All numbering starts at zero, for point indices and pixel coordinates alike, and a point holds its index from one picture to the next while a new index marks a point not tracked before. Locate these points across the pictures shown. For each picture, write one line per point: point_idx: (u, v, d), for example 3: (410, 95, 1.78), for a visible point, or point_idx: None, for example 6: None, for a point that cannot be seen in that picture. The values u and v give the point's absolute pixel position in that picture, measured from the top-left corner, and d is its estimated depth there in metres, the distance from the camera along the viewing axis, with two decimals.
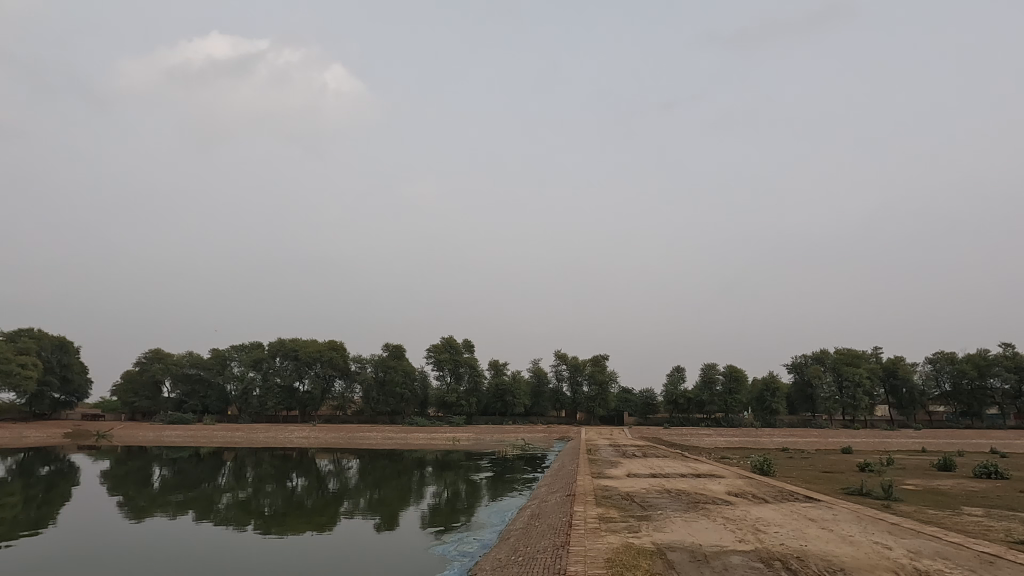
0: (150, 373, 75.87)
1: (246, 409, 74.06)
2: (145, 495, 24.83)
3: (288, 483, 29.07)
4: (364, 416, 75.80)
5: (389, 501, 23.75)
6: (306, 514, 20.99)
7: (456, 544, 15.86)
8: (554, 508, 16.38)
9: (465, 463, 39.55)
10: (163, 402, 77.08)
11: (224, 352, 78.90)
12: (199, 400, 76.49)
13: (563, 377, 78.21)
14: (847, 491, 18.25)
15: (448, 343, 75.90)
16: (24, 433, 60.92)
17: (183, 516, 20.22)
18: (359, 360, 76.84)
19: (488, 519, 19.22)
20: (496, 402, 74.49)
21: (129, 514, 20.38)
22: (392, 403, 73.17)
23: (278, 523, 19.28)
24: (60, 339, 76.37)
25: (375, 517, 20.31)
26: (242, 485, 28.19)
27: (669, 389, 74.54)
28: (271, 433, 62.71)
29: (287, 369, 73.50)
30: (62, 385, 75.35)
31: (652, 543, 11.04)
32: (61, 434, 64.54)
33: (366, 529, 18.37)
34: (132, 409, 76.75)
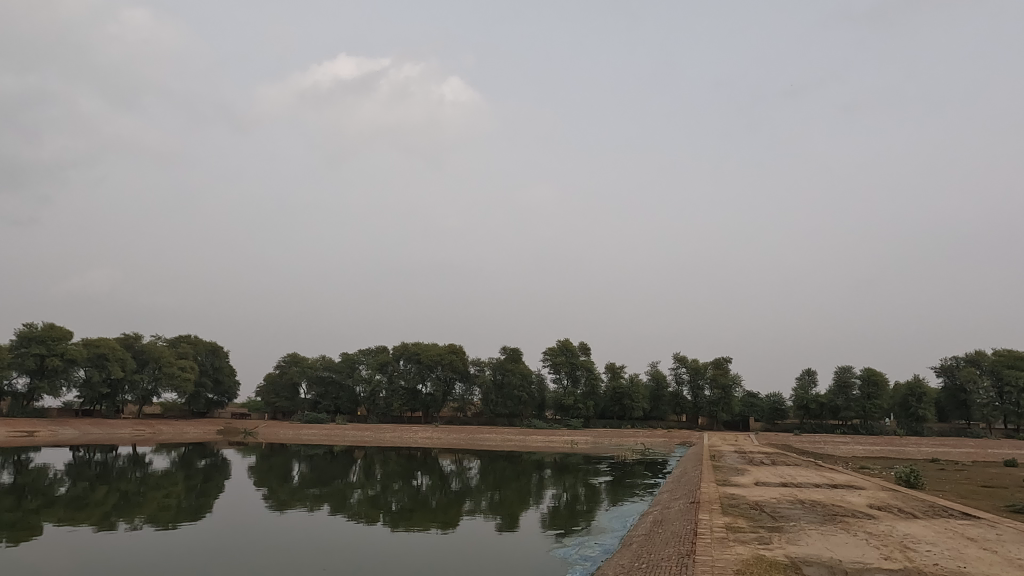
0: (288, 376, 81.84)
1: (374, 409, 78.28)
2: (287, 489, 26.77)
3: (413, 481, 30.28)
4: (484, 418, 77.38)
5: (509, 502, 24.14)
6: (431, 512, 21.73)
7: (578, 548, 15.77)
8: (678, 515, 15.93)
9: (584, 467, 39.23)
10: (300, 403, 82.67)
11: (354, 356, 83.46)
12: (332, 401, 81.49)
13: (683, 380, 75.88)
14: (1011, 509, 16.37)
15: (564, 345, 75.72)
16: (184, 431, 67.71)
17: (320, 510, 21.69)
18: (478, 363, 78.35)
19: (609, 524, 18.99)
20: (614, 406, 73.52)
21: (273, 507, 22.05)
22: (510, 406, 74.21)
23: (405, 519, 20.07)
24: (213, 344, 84.03)
25: (497, 517, 20.72)
26: (372, 482, 29.64)
27: (800, 394, 70.03)
28: (397, 433, 65.69)
29: (411, 371, 76.73)
30: (215, 386, 82.85)
31: (785, 556, 10.47)
32: (215, 431, 71.09)
33: (488, 529, 18.72)
34: (274, 409, 83.42)
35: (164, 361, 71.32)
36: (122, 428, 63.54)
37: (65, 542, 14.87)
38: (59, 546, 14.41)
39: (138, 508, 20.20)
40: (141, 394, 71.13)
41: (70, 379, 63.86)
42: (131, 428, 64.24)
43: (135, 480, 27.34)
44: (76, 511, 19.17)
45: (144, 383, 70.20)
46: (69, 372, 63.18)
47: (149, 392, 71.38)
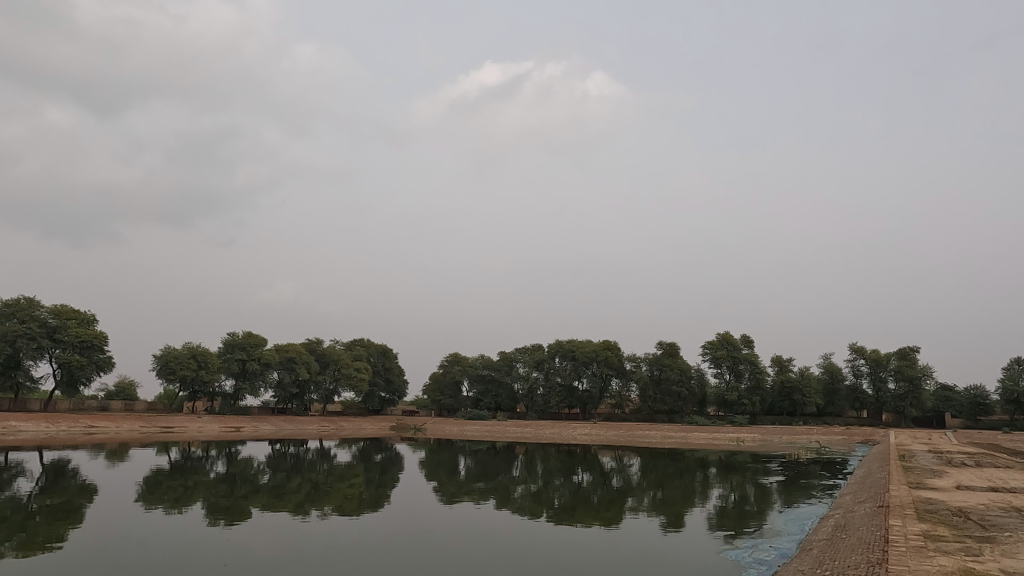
0: (452, 375, 85.98)
1: (532, 407, 80.08)
2: (455, 482, 28.14)
3: (574, 478, 30.43)
4: (643, 415, 76.04)
5: (673, 501, 23.47)
6: (593, 508, 21.69)
7: (751, 551, 14.98)
8: (864, 520, 14.56)
9: (753, 465, 37.17)
10: (463, 400, 86.53)
11: (511, 355, 85.74)
12: (493, 398, 84.28)
13: (862, 373, 69.50)
14: None
15: (724, 338, 72.19)
16: (361, 427, 73.55)
17: (486, 503, 22.54)
18: (634, 359, 77.06)
19: (784, 527, 17.81)
20: (784, 401, 69.23)
21: (444, 499, 23.27)
22: (669, 402, 72.35)
23: (568, 515, 20.23)
24: (383, 347, 90.38)
25: (661, 516, 20.27)
26: (533, 478, 30.30)
27: (1008, 386, 61.35)
28: (556, 429, 66.55)
29: (567, 368, 77.20)
30: (386, 386, 89.10)
31: (1001, 571, 9.20)
32: (388, 428, 76.42)
33: (652, 528, 18.37)
34: (439, 406, 88.03)
35: (341, 363, 77.93)
36: (310, 425, 70.26)
37: (268, 526, 16.72)
38: (264, 530, 16.20)
39: (327, 497, 22.23)
40: (324, 393, 78.18)
41: (266, 380, 71.74)
42: (318, 424, 70.92)
43: (323, 471, 30.14)
44: (276, 498, 21.56)
45: (326, 383, 77.09)
46: (266, 374, 71.00)
47: (331, 392, 78.39)
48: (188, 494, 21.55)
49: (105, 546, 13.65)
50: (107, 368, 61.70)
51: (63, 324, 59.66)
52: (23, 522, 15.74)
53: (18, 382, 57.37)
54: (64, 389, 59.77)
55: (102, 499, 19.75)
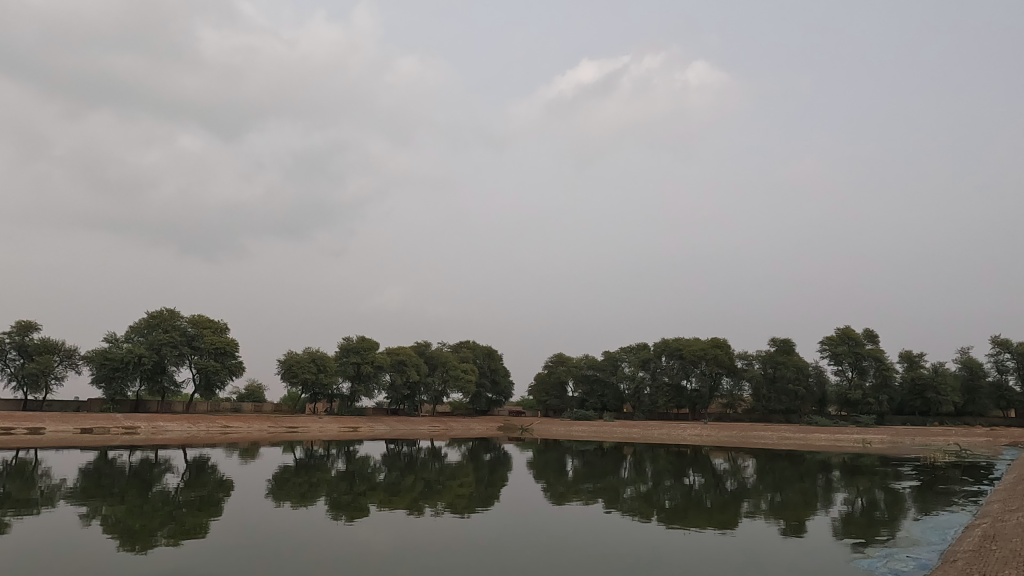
0: (557, 375, 86.24)
1: (640, 407, 78.81)
2: (563, 482, 28.22)
3: (685, 479, 29.62)
4: (757, 415, 72.75)
5: (793, 505, 22.30)
6: (706, 511, 21.02)
7: (885, 560, 13.96)
8: (1017, 530, 13.23)
9: (882, 469, 34.68)
10: (568, 400, 86.51)
11: (616, 354, 84.70)
12: (598, 398, 83.63)
13: (1008, 368, 63.11)
14: None
15: (845, 333, 67.46)
16: (470, 427, 75.23)
17: (595, 504, 22.43)
18: (745, 357, 73.93)
19: (921, 536, 16.47)
20: (915, 400, 64.22)
21: (554, 499, 23.40)
22: (786, 401, 68.92)
23: (680, 518, 19.76)
24: (488, 348, 91.95)
25: (781, 520, 19.32)
26: (643, 479, 29.76)
27: None
28: (665, 430, 64.97)
29: (674, 368, 75.22)
30: (493, 386, 90.62)
31: None
32: (496, 428, 77.67)
33: (771, 532, 17.57)
34: (546, 406, 88.53)
35: (449, 365, 80.00)
36: (422, 425, 72.70)
37: (386, 522, 17.47)
38: (382, 527, 16.89)
39: (439, 495, 22.89)
40: (434, 394, 80.62)
41: (380, 382, 74.93)
42: (429, 425, 73.22)
43: (435, 470, 31.08)
44: (393, 495, 22.51)
45: (436, 385, 79.49)
46: (379, 377, 74.18)
47: (440, 393, 80.69)
48: (313, 491, 22.91)
49: (243, 538, 14.75)
50: (238, 372, 66.68)
51: (200, 332, 65.07)
52: (175, 513, 17.40)
53: (164, 386, 63.13)
54: (202, 392, 65.17)
55: (238, 494, 21.39)
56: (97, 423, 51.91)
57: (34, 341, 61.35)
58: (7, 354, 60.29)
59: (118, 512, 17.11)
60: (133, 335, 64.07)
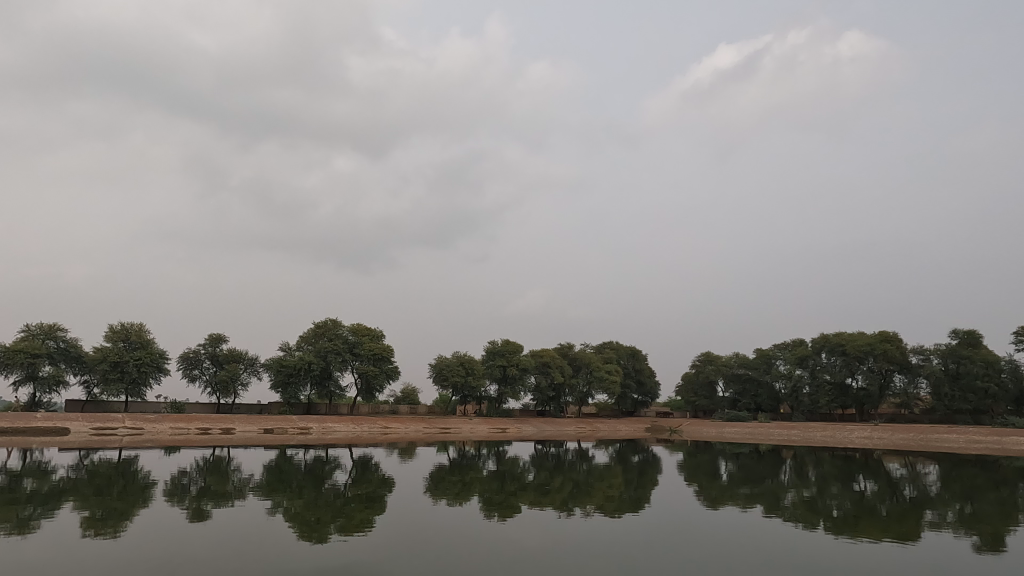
0: (705, 375, 83.19)
1: (798, 407, 73.86)
2: (717, 486, 27.14)
3: (856, 486, 27.32)
4: (938, 415, 65.42)
5: (989, 517, 19.78)
6: (881, 520, 19.25)
7: None
8: None
9: None
10: (719, 401, 82.98)
11: (769, 352, 80.10)
12: (752, 398, 79.45)
13: None
14: None
15: None
16: (616, 429, 74.48)
17: (753, 509, 21.32)
18: (921, 351, 66.90)
19: None
20: None
21: (707, 503, 22.57)
22: (974, 400, 61.37)
23: (852, 527, 18.22)
24: (632, 348, 90.68)
25: (973, 534, 17.18)
26: (806, 484, 27.82)
27: None
28: (828, 433, 60.30)
29: (837, 365, 69.69)
30: (638, 387, 89.11)
31: None
32: (643, 429, 76.22)
33: (962, 547, 15.68)
34: (695, 407, 85.58)
35: (593, 366, 79.80)
36: (568, 426, 73.16)
37: (538, 522, 17.79)
38: (533, 526, 17.22)
39: (588, 497, 22.84)
40: (578, 395, 80.75)
41: (526, 385, 76.35)
42: (575, 426, 73.50)
43: (583, 471, 31.11)
44: (543, 495, 22.84)
45: (580, 386, 79.60)
46: (524, 379, 75.61)
47: (585, 394, 80.62)
48: (467, 489, 23.82)
49: (404, 533, 15.63)
50: (395, 376, 70.91)
51: (359, 340, 70.08)
52: (344, 507, 18.81)
53: (330, 390, 68.62)
54: (364, 395, 70.03)
55: (399, 490, 22.79)
56: (276, 424, 57.48)
57: (223, 351, 69.18)
58: (202, 363, 68.51)
59: (296, 505, 18.83)
60: (303, 344, 70.32)
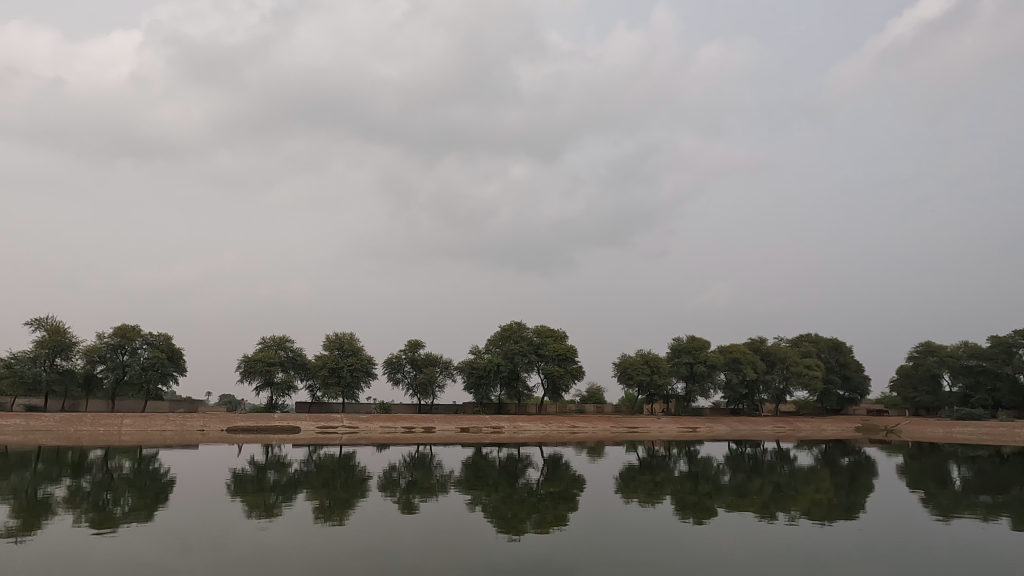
0: (926, 367, 73.81)
1: None
2: (948, 493, 23.92)
3: None
4: None
5: None
6: None
7: None
8: None
9: None
10: (946, 397, 73.03)
11: (1008, 339, 69.01)
12: (988, 394, 68.94)
13: None
14: None
15: None
16: (821, 428, 68.66)
17: (996, 521, 18.49)
18: None
19: None
20: None
21: (936, 512, 20.00)
22: None
23: None
24: (834, 341, 83.16)
25: None
26: None
27: None
28: None
29: None
30: (844, 383, 81.36)
31: None
32: (853, 429, 69.41)
33: None
34: (915, 404, 76.14)
35: (790, 361, 74.40)
36: (765, 425, 68.82)
37: (737, 525, 16.96)
38: (730, 529, 16.51)
39: (792, 501, 21.31)
40: (775, 393, 75.72)
41: (715, 382, 73.24)
42: (773, 425, 68.99)
43: (785, 474, 29.11)
44: (740, 498, 21.72)
45: (776, 383, 74.61)
46: (713, 376, 72.50)
47: (782, 391, 75.38)
48: (659, 490, 23.35)
49: (598, 531, 15.73)
50: (580, 376, 71.65)
51: (543, 341, 71.87)
52: (538, 504, 19.32)
53: (519, 391, 71.13)
54: (551, 395, 71.63)
55: (590, 489, 22.99)
56: (471, 423, 60.83)
57: (421, 356, 74.74)
58: (404, 367, 74.58)
59: (494, 501, 19.72)
60: (491, 346, 73.73)
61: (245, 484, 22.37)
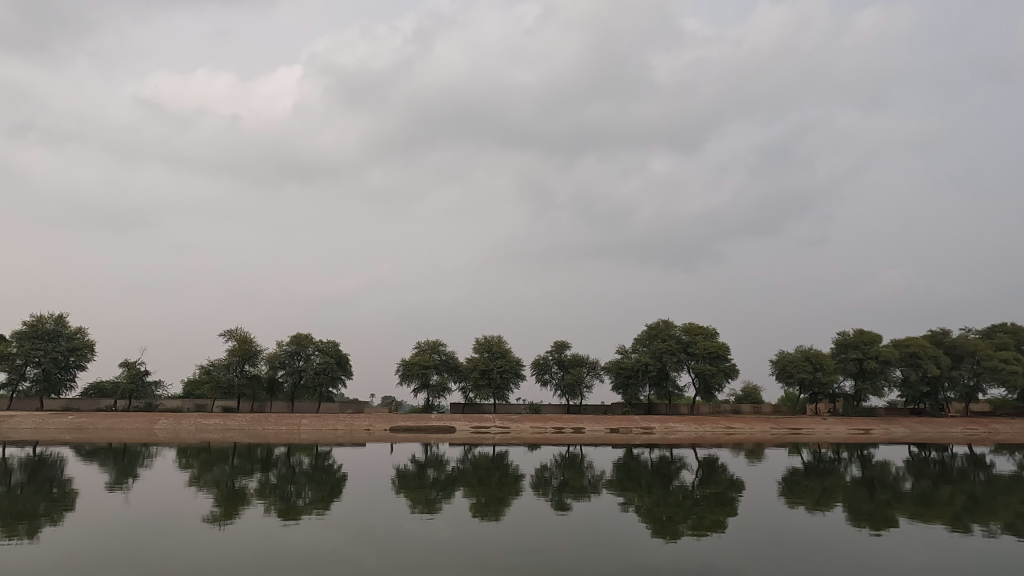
0: None
1: None
2: None
3: None
4: None
5: None
6: None
7: None
8: None
9: None
10: None
11: None
12: None
13: None
14: None
15: None
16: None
17: None
18: None
19: None
20: None
21: None
22: None
23: None
24: None
25: None
26: None
27: None
28: None
29: None
30: None
31: None
32: None
33: None
34: None
35: (982, 355, 66.00)
36: (953, 427, 61.53)
37: (921, 537, 15.28)
38: (912, 540, 14.92)
39: (992, 513, 18.80)
40: (964, 391, 67.49)
41: (890, 379, 66.68)
42: (963, 427, 61.48)
43: (981, 481, 25.80)
44: (926, 508, 19.59)
45: (965, 379, 66.47)
46: (887, 373, 66.11)
47: (973, 389, 66.99)
48: (830, 496, 21.64)
49: (760, 538, 14.86)
50: (734, 374, 68.32)
51: (693, 339, 69.49)
52: (693, 507, 18.70)
53: (669, 390, 69.24)
54: (704, 395, 69.01)
55: (751, 492, 21.84)
56: (621, 424, 60.18)
57: (568, 356, 75.20)
58: (551, 368, 75.41)
59: (646, 503, 19.36)
60: (638, 346, 72.50)
61: (408, 480, 23.78)
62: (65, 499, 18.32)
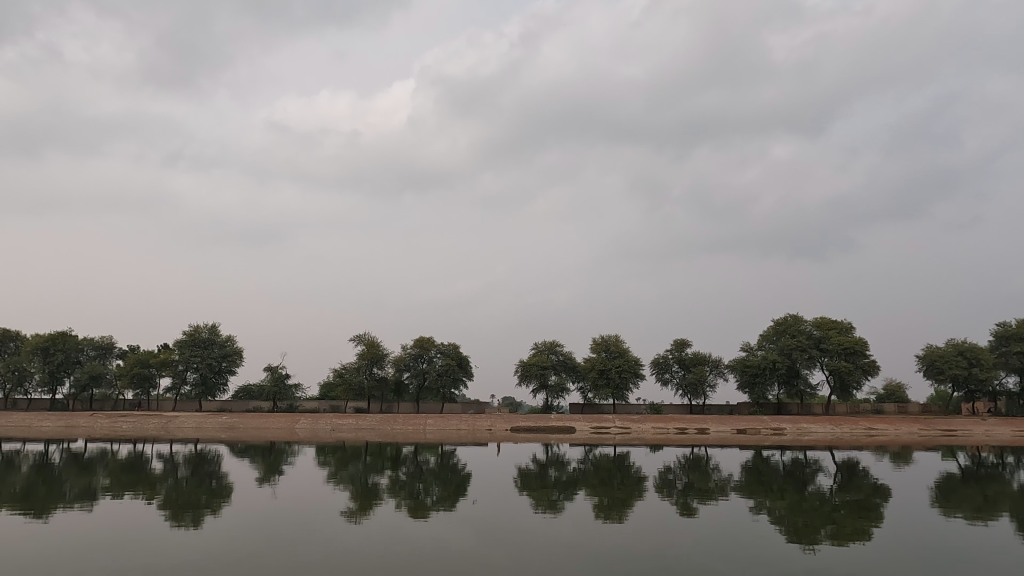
0: None
1: None
2: None
3: None
4: None
5: None
6: None
7: None
8: None
9: None
10: None
11: None
12: None
13: None
14: None
15: None
16: None
17: None
18: None
19: None
20: None
21: None
22: None
23: None
24: None
25: None
26: None
27: None
28: None
29: None
30: None
31: None
32: None
33: None
34: None
35: None
36: None
37: None
38: None
39: None
40: None
41: None
42: None
43: None
44: None
45: None
46: None
47: None
48: (991, 504, 19.50)
49: (906, 548, 13.79)
50: (874, 371, 63.31)
51: (826, 334, 65.23)
52: (832, 513, 17.56)
53: (802, 389, 65.37)
54: (841, 394, 64.49)
55: (897, 499, 20.12)
56: (748, 425, 57.57)
57: (689, 355, 72.94)
58: (672, 368, 73.46)
59: (780, 508, 18.43)
60: (765, 343, 69.03)
61: (530, 480, 24.04)
62: (225, 492, 20.17)
